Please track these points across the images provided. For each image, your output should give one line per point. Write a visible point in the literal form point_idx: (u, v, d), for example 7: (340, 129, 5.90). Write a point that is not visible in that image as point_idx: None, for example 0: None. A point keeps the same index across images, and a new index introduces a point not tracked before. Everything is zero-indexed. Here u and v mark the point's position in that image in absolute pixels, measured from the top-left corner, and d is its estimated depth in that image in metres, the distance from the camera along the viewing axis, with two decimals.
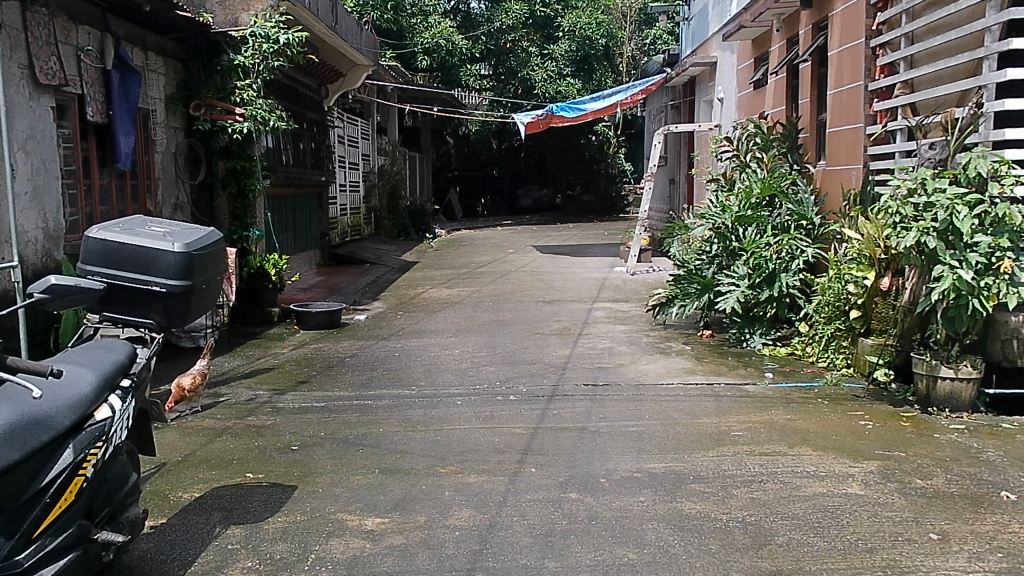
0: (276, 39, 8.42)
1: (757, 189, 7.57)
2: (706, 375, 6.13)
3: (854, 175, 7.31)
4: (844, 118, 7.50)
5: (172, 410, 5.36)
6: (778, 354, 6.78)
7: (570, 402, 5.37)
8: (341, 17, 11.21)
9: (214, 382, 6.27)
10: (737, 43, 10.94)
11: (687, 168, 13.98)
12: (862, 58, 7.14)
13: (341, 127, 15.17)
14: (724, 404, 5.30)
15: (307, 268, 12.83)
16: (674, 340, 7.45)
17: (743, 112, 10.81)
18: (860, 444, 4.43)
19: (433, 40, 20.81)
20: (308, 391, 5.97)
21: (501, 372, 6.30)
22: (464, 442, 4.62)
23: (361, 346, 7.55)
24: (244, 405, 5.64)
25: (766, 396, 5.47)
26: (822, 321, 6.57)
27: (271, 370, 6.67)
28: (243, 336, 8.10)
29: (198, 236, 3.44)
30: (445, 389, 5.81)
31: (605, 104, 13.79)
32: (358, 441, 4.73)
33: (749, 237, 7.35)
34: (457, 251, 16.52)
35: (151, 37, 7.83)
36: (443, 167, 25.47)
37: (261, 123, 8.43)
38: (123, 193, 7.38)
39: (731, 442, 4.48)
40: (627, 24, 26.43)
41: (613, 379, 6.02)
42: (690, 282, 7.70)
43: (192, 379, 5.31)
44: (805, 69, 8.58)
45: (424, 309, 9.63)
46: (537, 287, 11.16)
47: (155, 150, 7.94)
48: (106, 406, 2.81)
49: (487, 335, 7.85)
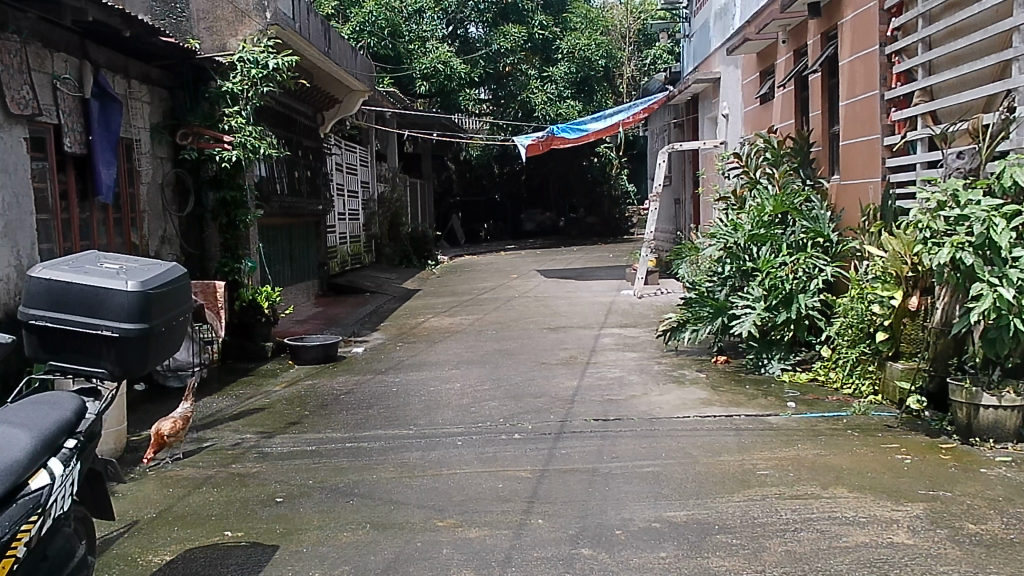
0: (265, 65, 8.15)
1: (769, 206, 7.20)
2: (724, 406, 5.71)
3: (872, 189, 6.92)
4: (859, 129, 7.14)
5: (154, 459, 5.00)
6: (798, 381, 6.37)
7: (579, 440, 4.96)
8: (335, 42, 10.95)
9: (199, 425, 5.89)
10: (741, 57, 10.64)
11: (694, 187, 13.63)
12: (876, 66, 6.78)
13: (339, 155, 14.90)
14: (747, 438, 4.89)
15: (305, 300, 12.48)
16: (688, 368, 7.04)
17: (750, 128, 10.48)
18: (901, 483, 4.03)
19: (431, 65, 20.65)
20: (299, 434, 5.57)
21: (504, 407, 5.89)
22: (465, 489, 4.22)
23: (357, 382, 7.16)
24: (230, 450, 5.25)
25: (791, 429, 5.06)
26: (846, 345, 6.16)
27: (262, 410, 6.28)
28: (234, 373, 7.73)
29: (158, 271, 3.08)
30: (446, 428, 5.42)
31: (607, 124, 13.53)
32: (349, 490, 4.34)
33: (763, 257, 6.97)
34: (460, 278, 16.15)
35: (134, 65, 7.55)
36: (444, 194, 25.20)
37: (251, 150, 8.08)
38: (105, 227, 7.04)
39: (759, 483, 4.08)
40: (627, 45, 26.21)
41: (625, 413, 5.61)
42: (702, 305, 7.34)
43: (171, 425, 4.94)
44: (815, 80, 8.22)
45: (425, 339, 9.24)
46: (542, 313, 10.77)
47: (140, 182, 7.62)
48: (44, 472, 2.46)
49: (490, 366, 7.45)
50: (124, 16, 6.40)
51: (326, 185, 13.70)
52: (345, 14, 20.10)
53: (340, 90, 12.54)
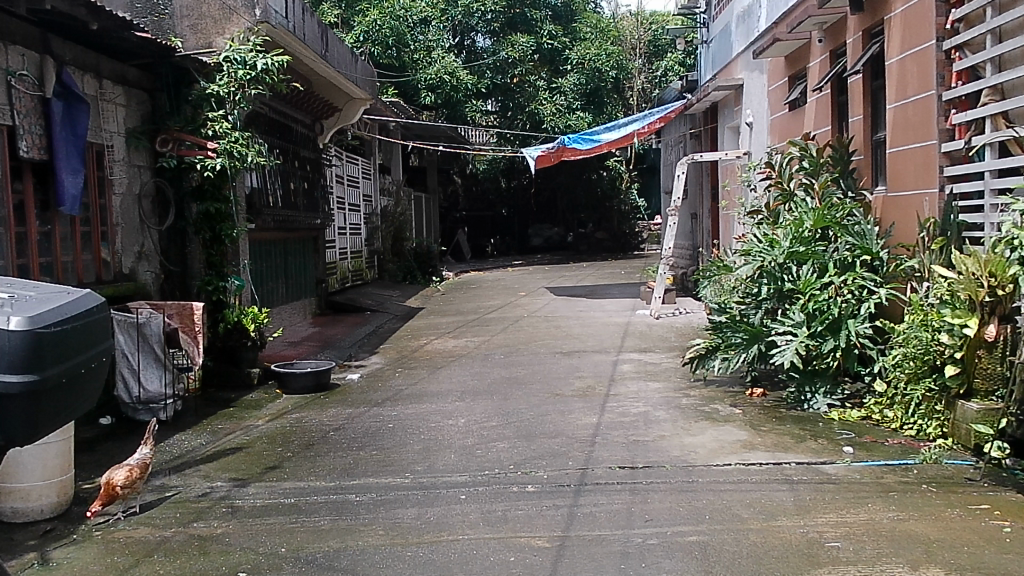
0: (253, 65, 7.42)
1: (808, 220, 6.47)
2: (769, 451, 4.93)
3: (927, 202, 6.18)
4: (910, 136, 6.39)
5: (99, 514, 4.27)
6: (849, 420, 5.59)
7: (605, 495, 4.18)
8: (333, 44, 10.26)
9: (163, 469, 5.12)
10: (768, 61, 9.91)
11: (712, 201, 12.89)
12: (933, 64, 6.04)
13: (339, 167, 14.20)
14: (805, 496, 4.10)
15: (300, 319, 11.74)
16: (720, 402, 6.25)
17: (778, 137, 9.74)
18: (1010, 562, 3.25)
19: (436, 76, 20.06)
20: (276, 482, 4.80)
21: (515, 450, 5.12)
22: (470, 564, 3.45)
23: (350, 415, 6.39)
24: (195, 503, 4.48)
25: (856, 483, 4.27)
26: (905, 381, 5.35)
27: (239, 451, 5.52)
28: (215, 404, 6.96)
29: (60, 303, 2.36)
30: (448, 478, 4.65)
31: (621, 134, 12.86)
32: (328, 563, 3.57)
33: (805, 278, 6.22)
34: (465, 295, 15.39)
35: (107, 63, 6.87)
36: (449, 209, 24.37)
37: (237, 158, 7.36)
38: (71, 242, 6.36)
39: (831, 561, 3.31)
40: (637, 57, 25.47)
41: (655, 458, 4.84)
42: (735, 331, 6.59)
43: (126, 473, 4.24)
44: (855, 83, 7.47)
45: (427, 365, 8.45)
46: (553, 335, 10.00)
47: (112, 192, 6.94)
48: None
49: (498, 398, 6.68)
50: (90, 6, 5.70)
51: (326, 198, 12.99)
52: (348, 23, 19.55)
53: (339, 98, 11.87)
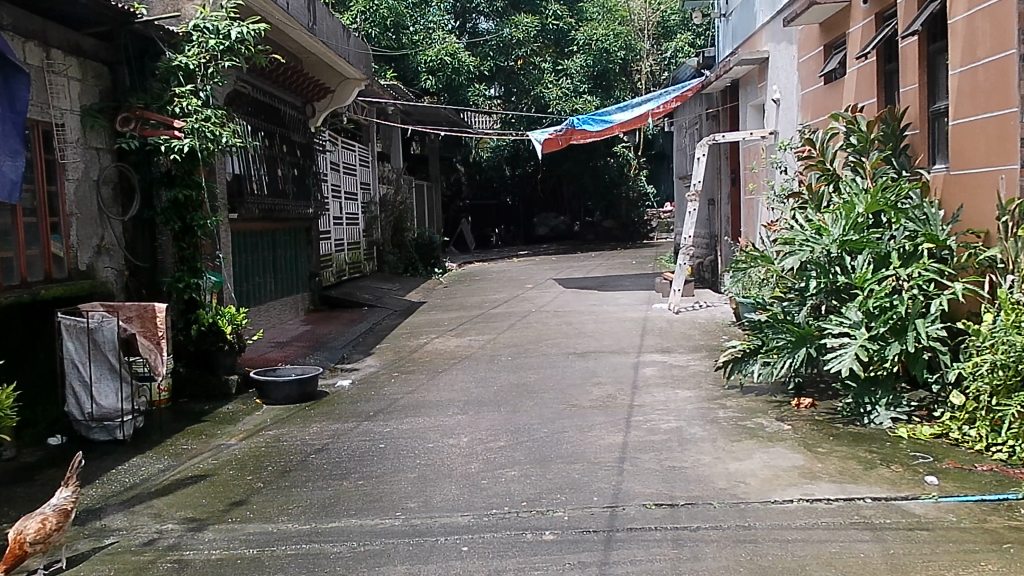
0: (226, 34, 6.55)
1: (861, 204, 5.59)
2: (836, 480, 4.08)
3: (1005, 180, 5.30)
4: (982, 104, 5.50)
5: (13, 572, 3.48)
6: (921, 440, 4.73)
7: (642, 547, 3.35)
8: (320, 19, 9.40)
9: (108, 506, 4.29)
10: (799, 30, 9.00)
11: (733, 186, 12.02)
12: (1011, 18, 5.16)
13: (334, 153, 13.37)
14: (896, 550, 3.24)
15: (291, 316, 10.89)
16: (764, 415, 5.40)
17: (811, 114, 8.83)
18: None
19: (437, 58, 19.07)
20: (238, 525, 3.95)
21: (528, 481, 4.28)
22: None
23: (336, 433, 5.54)
24: (135, 556, 3.64)
25: (959, 531, 3.41)
26: (992, 394, 4.49)
27: (201, 481, 4.67)
28: (185, 419, 6.11)
29: None
30: (446, 520, 3.81)
31: (634, 115, 11.95)
32: None
33: (862, 271, 5.34)
34: (469, 288, 14.54)
35: (55, 31, 6.00)
36: (452, 197, 23.59)
37: (210, 140, 6.51)
38: (13, 236, 5.54)
39: None
40: (645, 39, 24.43)
41: (699, 492, 3.99)
42: (778, 332, 5.71)
43: (38, 525, 3.39)
44: (907, 48, 6.56)
45: (426, 368, 7.61)
46: (564, 333, 9.13)
47: (65, 177, 6.08)
48: None
49: (506, 410, 5.82)
50: None
51: (319, 186, 12.12)
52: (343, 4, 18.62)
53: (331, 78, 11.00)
